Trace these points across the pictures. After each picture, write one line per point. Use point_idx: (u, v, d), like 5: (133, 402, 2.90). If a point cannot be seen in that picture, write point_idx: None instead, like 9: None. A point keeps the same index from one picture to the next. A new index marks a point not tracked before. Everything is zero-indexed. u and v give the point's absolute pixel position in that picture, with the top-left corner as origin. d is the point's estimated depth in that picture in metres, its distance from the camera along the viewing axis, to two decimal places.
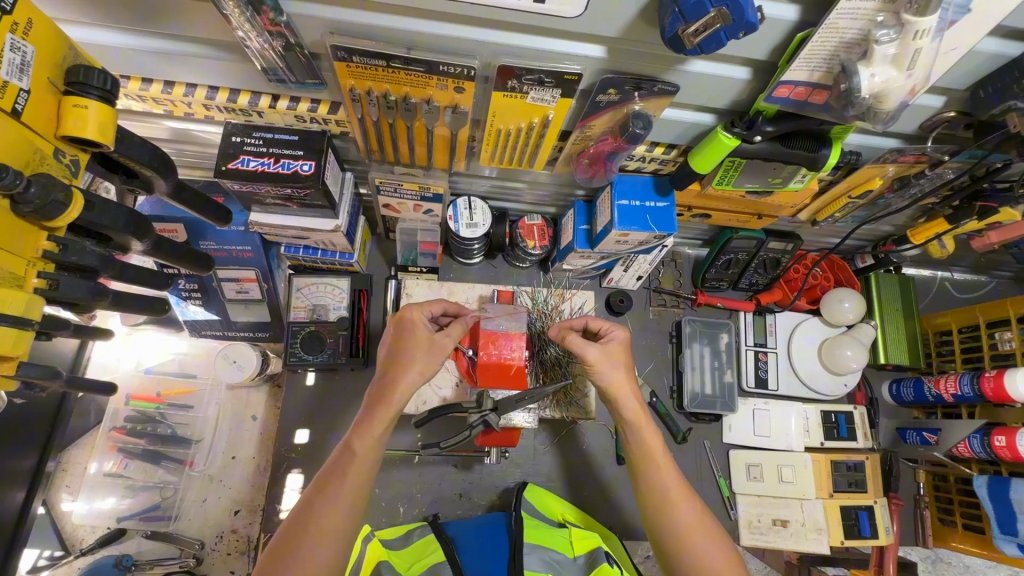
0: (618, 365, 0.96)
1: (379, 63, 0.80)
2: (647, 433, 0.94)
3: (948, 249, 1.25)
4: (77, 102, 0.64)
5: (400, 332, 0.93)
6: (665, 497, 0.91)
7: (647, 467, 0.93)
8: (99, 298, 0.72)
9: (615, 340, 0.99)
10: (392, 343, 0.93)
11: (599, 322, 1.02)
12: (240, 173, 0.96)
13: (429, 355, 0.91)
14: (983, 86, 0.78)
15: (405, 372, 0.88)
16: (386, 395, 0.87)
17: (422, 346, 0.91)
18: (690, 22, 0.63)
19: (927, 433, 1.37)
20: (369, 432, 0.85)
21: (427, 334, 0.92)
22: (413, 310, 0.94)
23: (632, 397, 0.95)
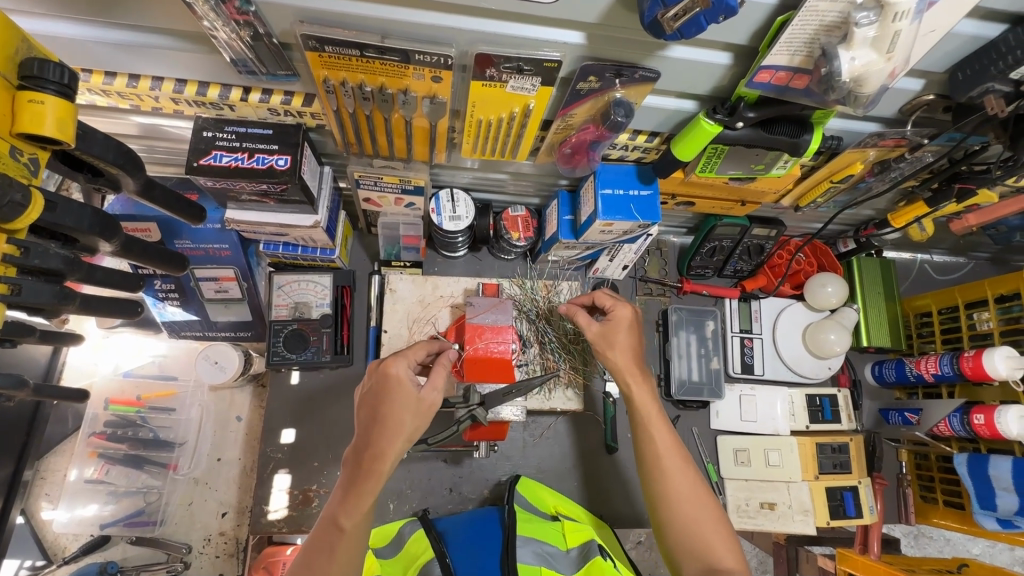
0: (624, 340, 1.02)
1: (353, 53, 0.78)
2: (640, 400, 0.98)
3: (927, 233, 1.28)
4: (32, 98, 0.61)
5: (384, 390, 0.86)
6: (660, 464, 0.93)
7: (642, 432, 0.96)
8: (66, 303, 0.69)
9: (618, 320, 1.04)
10: (374, 401, 0.87)
11: (605, 298, 1.07)
12: (213, 170, 0.93)
13: (418, 419, 0.85)
14: (961, 68, 0.78)
15: (392, 440, 0.83)
16: (371, 466, 0.83)
17: (410, 410, 0.85)
18: (670, 6, 0.62)
19: (908, 412, 1.41)
20: (353, 510, 0.82)
21: (416, 395, 0.86)
22: (398, 366, 0.87)
23: (629, 366, 1.00)
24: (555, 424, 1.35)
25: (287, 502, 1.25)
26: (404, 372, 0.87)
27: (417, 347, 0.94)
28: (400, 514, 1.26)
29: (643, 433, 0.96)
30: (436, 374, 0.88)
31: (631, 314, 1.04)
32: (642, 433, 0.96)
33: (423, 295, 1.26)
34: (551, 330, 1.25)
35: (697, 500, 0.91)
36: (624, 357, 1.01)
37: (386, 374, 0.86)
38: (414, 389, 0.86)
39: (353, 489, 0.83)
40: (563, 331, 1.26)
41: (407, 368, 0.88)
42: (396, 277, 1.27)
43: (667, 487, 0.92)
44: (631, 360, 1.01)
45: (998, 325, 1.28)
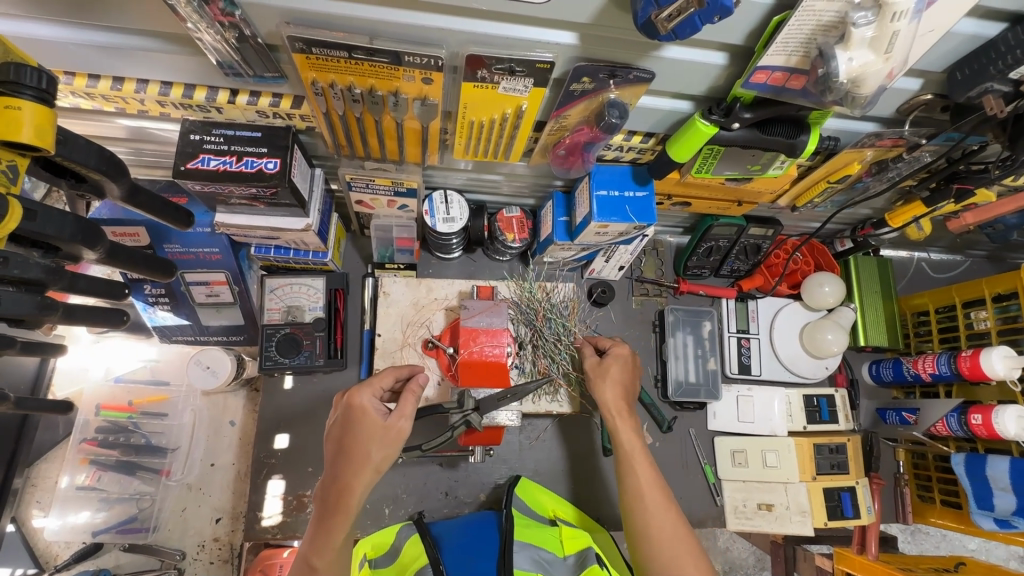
0: (619, 373, 1.07)
1: (340, 55, 0.76)
2: (625, 436, 1.00)
3: (925, 232, 1.27)
4: (10, 104, 0.59)
5: (351, 422, 0.85)
6: (640, 498, 0.93)
7: (626, 467, 0.97)
8: (48, 313, 0.67)
9: (612, 357, 1.09)
10: (341, 434, 0.86)
11: (606, 339, 1.15)
12: (201, 174, 0.92)
13: (384, 449, 0.83)
14: (960, 67, 0.77)
15: (358, 474, 0.82)
16: (339, 501, 0.83)
17: (376, 439, 0.83)
18: (663, 7, 0.61)
19: (906, 412, 1.39)
20: (323, 549, 0.83)
21: (381, 425, 0.84)
22: (363, 397, 0.86)
23: (616, 402, 1.04)
24: (552, 428, 1.34)
25: (280, 508, 1.24)
26: (369, 401, 0.86)
27: (387, 373, 0.91)
28: (395, 519, 1.25)
29: (628, 468, 0.97)
30: (404, 401, 0.86)
31: (625, 352, 1.10)
32: (626, 469, 0.97)
33: (417, 298, 1.24)
34: (548, 330, 1.24)
35: (679, 535, 0.90)
36: (613, 395, 1.04)
37: (352, 406, 0.85)
38: (379, 418, 0.84)
39: (323, 526, 0.84)
40: (559, 334, 1.24)
41: (373, 397, 0.87)
42: (389, 280, 1.26)
43: (648, 525, 0.91)
44: (615, 392, 1.05)
45: (996, 324, 1.27)
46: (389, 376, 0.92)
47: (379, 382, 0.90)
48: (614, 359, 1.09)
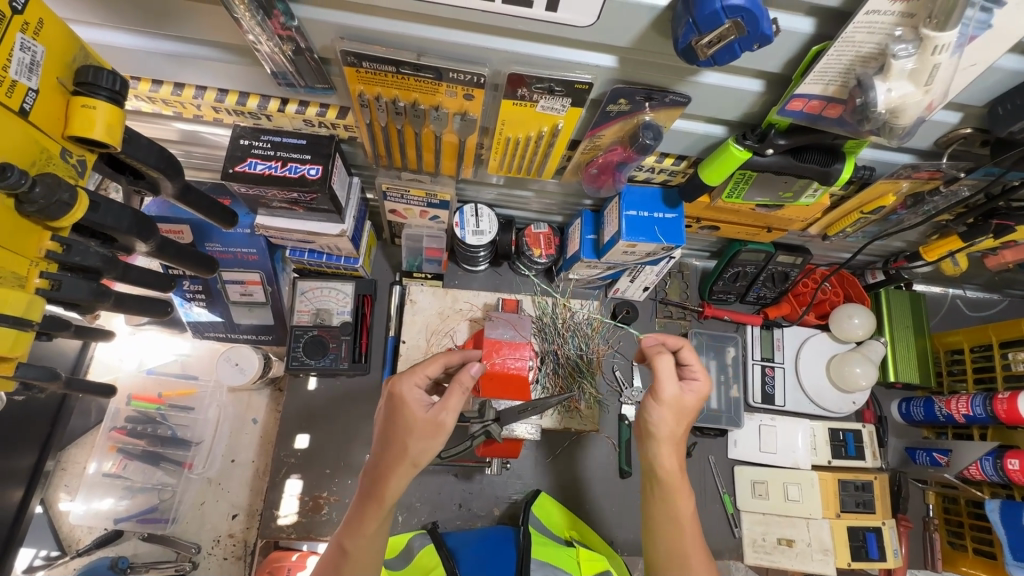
0: (693, 406, 0.94)
1: (388, 69, 0.80)
2: (681, 500, 0.91)
3: (961, 267, 1.24)
4: (86, 103, 0.63)
5: (392, 410, 0.86)
6: (686, 562, 0.86)
7: (672, 526, 0.90)
8: (101, 299, 0.70)
9: (694, 390, 0.94)
10: (386, 420, 0.87)
11: (694, 359, 0.97)
12: (247, 176, 0.96)
13: (424, 442, 0.83)
14: (1001, 102, 0.76)
15: (396, 462, 0.84)
16: (377, 489, 0.85)
17: (415, 431, 0.84)
18: (704, 34, 0.62)
19: (938, 453, 1.35)
20: (354, 535, 0.84)
21: (422, 416, 0.84)
22: (406, 387, 0.87)
23: (671, 454, 0.92)
24: (569, 445, 1.34)
25: (296, 508, 1.25)
26: (410, 390, 0.87)
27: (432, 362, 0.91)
28: (408, 527, 1.24)
29: (672, 526, 0.90)
30: (448, 395, 0.85)
31: (708, 389, 0.96)
32: (671, 527, 0.90)
33: (442, 307, 1.26)
34: (569, 347, 1.27)
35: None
36: (670, 431, 0.92)
37: (395, 394, 0.86)
38: (421, 408, 0.85)
39: (360, 510, 0.85)
40: (579, 351, 1.28)
41: (416, 387, 0.88)
42: (416, 288, 1.28)
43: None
44: (670, 442, 0.92)
45: None
46: (434, 364, 0.91)
47: (423, 371, 0.90)
48: (693, 392, 0.94)
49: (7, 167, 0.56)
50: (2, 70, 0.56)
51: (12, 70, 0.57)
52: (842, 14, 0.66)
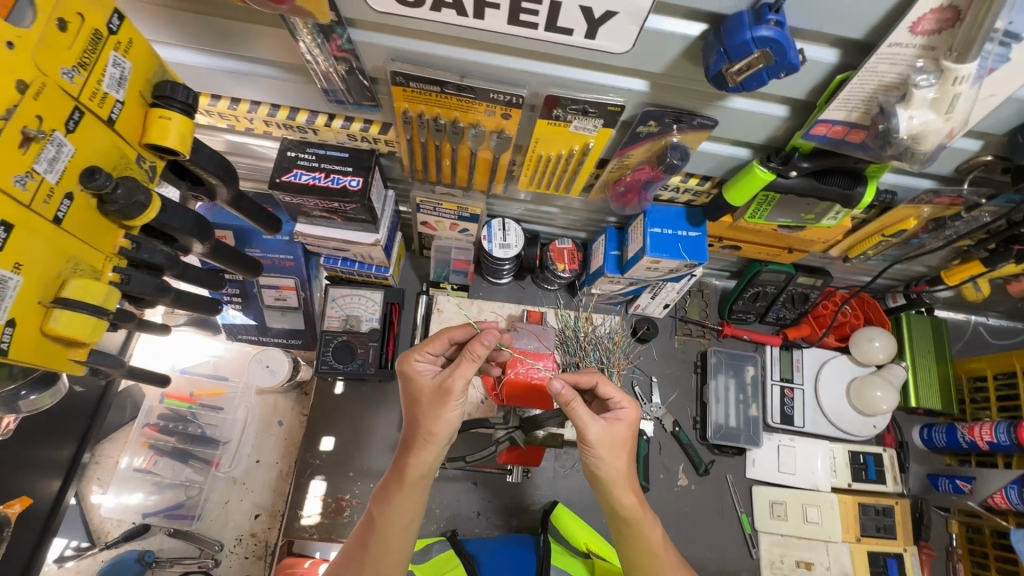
0: (625, 437, 0.88)
1: (433, 89, 0.85)
2: (647, 525, 0.88)
3: (983, 293, 1.25)
4: (162, 115, 0.69)
5: (407, 385, 0.92)
6: None
7: (654, 562, 0.87)
8: (161, 295, 0.75)
9: (622, 420, 0.89)
10: (406, 396, 0.94)
11: (611, 390, 0.90)
12: (293, 186, 1.02)
13: (434, 410, 0.86)
14: (1021, 131, 0.79)
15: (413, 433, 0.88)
16: (401, 462, 0.89)
17: (424, 401, 0.88)
18: (735, 61, 0.66)
19: (960, 480, 1.33)
20: (385, 509, 0.88)
21: (429, 386, 0.88)
22: (413, 362, 0.92)
23: (629, 490, 0.87)
24: None
25: (320, 509, 1.28)
26: (420, 365, 0.92)
27: (440, 337, 0.95)
28: (427, 533, 1.26)
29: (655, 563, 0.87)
30: (455, 364, 0.86)
31: (637, 413, 0.91)
32: (651, 564, 0.87)
33: (468, 317, 1.30)
34: (591, 358, 1.26)
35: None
36: (620, 467, 0.87)
37: (405, 371, 0.92)
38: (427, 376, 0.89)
39: (387, 483, 0.90)
40: (601, 362, 1.27)
41: (425, 362, 0.93)
42: (443, 298, 1.32)
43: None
44: (624, 481, 0.87)
45: None
46: (443, 340, 0.95)
47: (432, 347, 0.94)
48: (621, 422, 0.88)
49: (95, 171, 0.61)
50: (98, 84, 0.62)
51: (106, 84, 0.62)
52: (866, 46, 0.69)
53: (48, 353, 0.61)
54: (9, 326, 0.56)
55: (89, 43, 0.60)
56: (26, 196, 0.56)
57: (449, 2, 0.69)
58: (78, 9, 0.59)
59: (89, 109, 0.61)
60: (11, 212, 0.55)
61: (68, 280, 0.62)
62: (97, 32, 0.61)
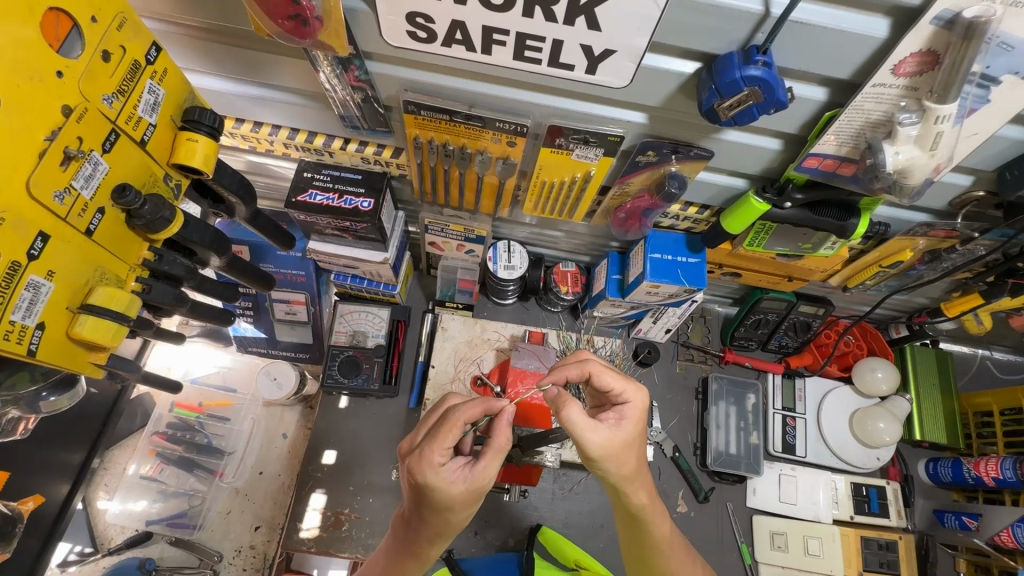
0: (632, 435, 0.82)
1: (443, 118, 0.90)
2: (657, 524, 0.90)
3: (985, 326, 1.25)
4: (190, 137, 0.74)
5: (426, 494, 0.76)
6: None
7: (653, 552, 0.92)
8: (178, 304, 0.79)
9: (628, 418, 0.83)
10: (418, 497, 0.79)
11: (611, 383, 0.86)
12: (307, 205, 1.06)
13: (466, 511, 0.78)
14: (1009, 168, 0.82)
15: (439, 532, 0.81)
16: (417, 551, 0.84)
17: (456, 510, 0.76)
18: (725, 98, 0.70)
19: (967, 517, 1.32)
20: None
21: (458, 494, 0.76)
22: (434, 474, 0.75)
23: (642, 487, 0.86)
24: (586, 481, 1.35)
25: (319, 523, 1.28)
26: (439, 471, 0.75)
27: (452, 427, 0.77)
28: None
29: (654, 551, 0.92)
30: (485, 462, 0.76)
31: (644, 399, 0.86)
32: (653, 553, 0.92)
33: (471, 336, 1.33)
34: None
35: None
36: (632, 464, 0.83)
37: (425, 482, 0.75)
38: (458, 485, 0.75)
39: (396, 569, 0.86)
40: None
41: (444, 468, 0.75)
42: (448, 316, 1.35)
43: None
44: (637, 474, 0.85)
45: None
46: (454, 432, 0.77)
47: (441, 446, 0.76)
48: (628, 421, 0.83)
49: (126, 188, 0.66)
50: (133, 109, 0.67)
51: (140, 109, 0.68)
52: (852, 85, 0.73)
53: (72, 355, 0.65)
54: (38, 329, 0.60)
55: (128, 72, 0.66)
56: (64, 210, 0.60)
57: (460, 38, 0.74)
58: (121, 42, 0.64)
59: (124, 131, 0.66)
60: (49, 223, 0.59)
61: (94, 287, 0.66)
62: (136, 63, 0.67)
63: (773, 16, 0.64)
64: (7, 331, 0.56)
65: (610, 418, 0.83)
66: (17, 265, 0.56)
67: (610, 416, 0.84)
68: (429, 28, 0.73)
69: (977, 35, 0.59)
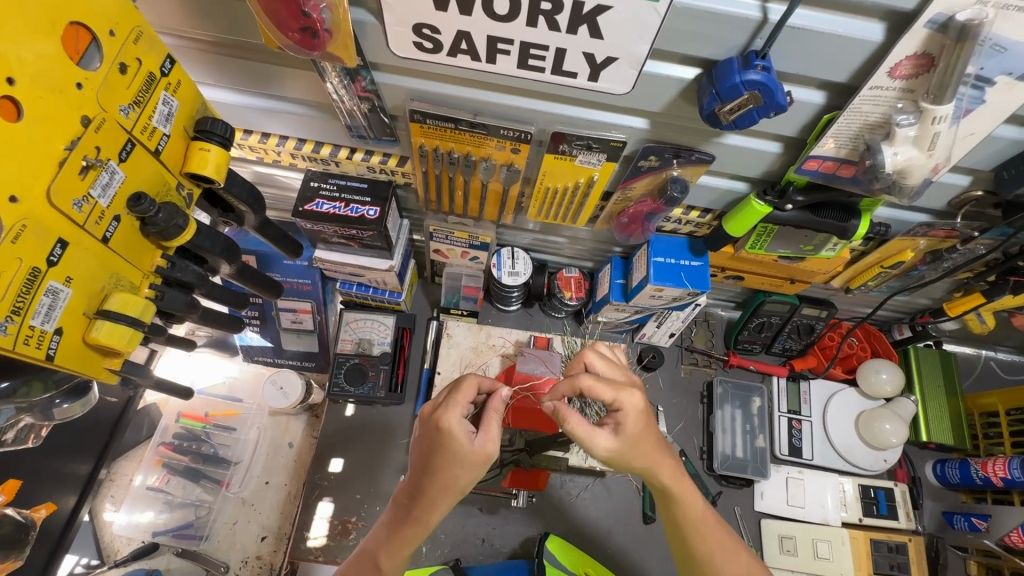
0: (641, 427, 0.80)
1: (448, 125, 0.92)
2: (687, 504, 0.87)
3: (988, 326, 1.26)
4: (202, 146, 0.76)
5: (440, 442, 0.77)
6: (709, 554, 0.89)
7: (690, 531, 0.89)
8: (191, 311, 0.80)
9: (626, 421, 0.80)
10: (427, 445, 0.79)
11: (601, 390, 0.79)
12: (314, 214, 1.08)
13: (471, 473, 0.77)
14: (1006, 167, 0.83)
15: (442, 493, 0.78)
16: (415, 513, 0.81)
17: (452, 457, 0.76)
18: (726, 102, 0.72)
19: (975, 518, 1.31)
20: (394, 554, 0.83)
21: (472, 449, 0.76)
22: (452, 422, 0.75)
23: (667, 466, 0.83)
24: (593, 486, 1.35)
25: (326, 531, 1.28)
26: (458, 423, 0.76)
27: (470, 385, 0.81)
28: (431, 561, 1.25)
29: (689, 534, 0.89)
30: (487, 422, 0.78)
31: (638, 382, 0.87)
32: (685, 535, 0.90)
33: (476, 342, 1.33)
34: None
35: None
36: (647, 458, 0.81)
37: (442, 427, 0.76)
38: (465, 441, 0.75)
39: (397, 534, 0.83)
40: None
41: (462, 420, 0.76)
42: (453, 323, 1.36)
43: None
44: (661, 454, 0.83)
45: None
46: (473, 388, 0.81)
47: (462, 398, 0.78)
48: (633, 399, 0.84)
49: (141, 197, 0.67)
50: (148, 119, 0.69)
51: (155, 119, 0.70)
52: (849, 89, 0.75)
53: (88, 360, 0.67)
54: (57, 334, 0.61)
55: (144, 84, 0.67)
56: (82, 217, 0.62)
57: (465, 47, 0.76)
58: (137, 55, 0.66)
59: (140, 141, 0.68)
60: (68, 231, 0.61)
61: (109, 294, 0.67)
62: (151, 74, 0.68)
63: (771, 22, 0.66)
64: (28, 336, 0.58)
65: (608, 422, 0.82)
66: (36, 271, 0.58)
67: (609, 419, 0.82)
68: (435, 39, 0.75)
69: (970, 37, 0.61)
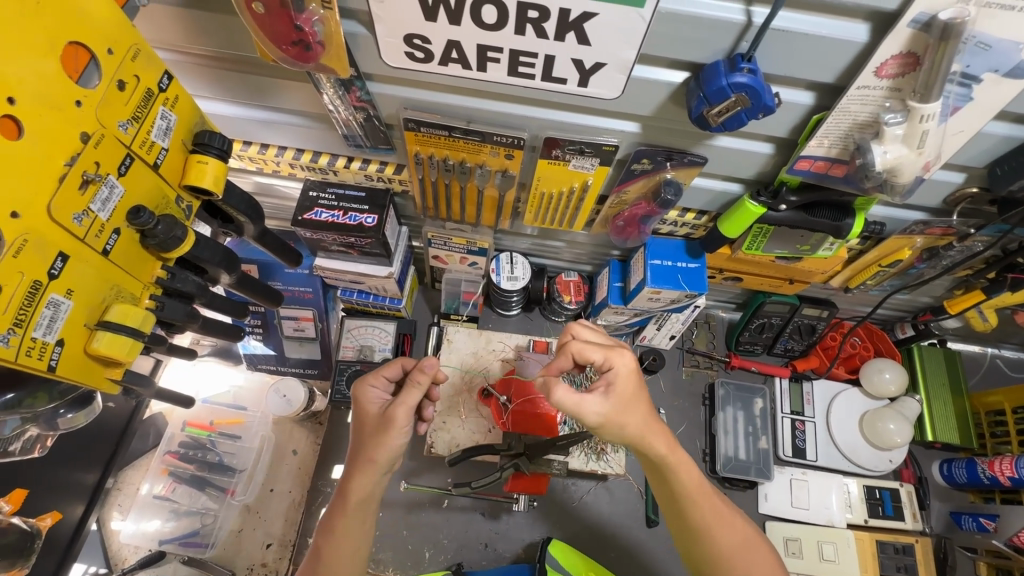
0: (630, 390, 0.82)
1: (442, 133, 0.93)
2: (683, 472, 0.86)
3: (992, 323, 1.25)
4: (200, 159, 0.77)
5: (360, 410, 0.93)
6: (703, 527, 0.86)
7: (684, 504, 0.87)
8: (190, 320, 0.82)
9: (618, 380, 0.82)
10: (358, 424, 0.94)
11: (591, 355, 0.84)
12: (313, 223, 1.09)
13: (378, 438, 0.87)
14: (999, 163, 0.83)
15: (363, 456, 0.87)
16: (347, 481, 0.89)
17: (368, 426, 0.89)
18: (714, 105, 0.72)
19: (984, 518, 1.29)
20: (331, 524, 0.88)
21: (374, 413, 0.90)
22: (365, 388, 0.93)
23: (660, 435, 0.84)
24: (595, 491, 1.35)
25: None
26: (373, 394, 0.93)
27: (397, 367, 0.96)
28: (433, 567, 1.25)
29: (684, 504, 0.87)
30: (404, 391, 0.86)
31: (631, 363, 0.83)
32: (681, 507, 0.87)
33: (477, 347, 1.34)
34: None
35: (749, 552, 0.85)
36: (641, 422, 0.82)
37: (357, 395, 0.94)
38: (372, 406, 0.90)
39: (336, 507, 0.90)
40: None
41: (377, 392, 0.93)
42: (454, 329, 1.36)
43: (720, 545, 0.85)
44: (652, 420, 0.84)
45: None
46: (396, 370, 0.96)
47: (384, 376, 0.95)
48: (620, 381, 0.82)
49: (140, 210, 0.69)
50: (147, 134, 0.70)
51: (153, 134, 0.71)
52: (837, 88, 0.75)
53: (90, 370, 0.68)
54: (58, 345, 0.62)
55: (142, 100, 0.69)
56: (82, 231, 0.63)
57: (455, 56, 0.77)
58: (135, 72, 0.68)
59: (138, 156, 0.69)
60: (68, 244, 0.62)
61: (110, 305, 0.69)
62: (149, 91, 0.70)
63: (756, 24, 0.66)
64: (29, 348, 0.59)
65: (600, 386, 0.83)
66: (38, 284, 0.59)
67: (600, 384, 0.83)
68: (426, 49, 0.76)
69: (953, 35, 0.61)
